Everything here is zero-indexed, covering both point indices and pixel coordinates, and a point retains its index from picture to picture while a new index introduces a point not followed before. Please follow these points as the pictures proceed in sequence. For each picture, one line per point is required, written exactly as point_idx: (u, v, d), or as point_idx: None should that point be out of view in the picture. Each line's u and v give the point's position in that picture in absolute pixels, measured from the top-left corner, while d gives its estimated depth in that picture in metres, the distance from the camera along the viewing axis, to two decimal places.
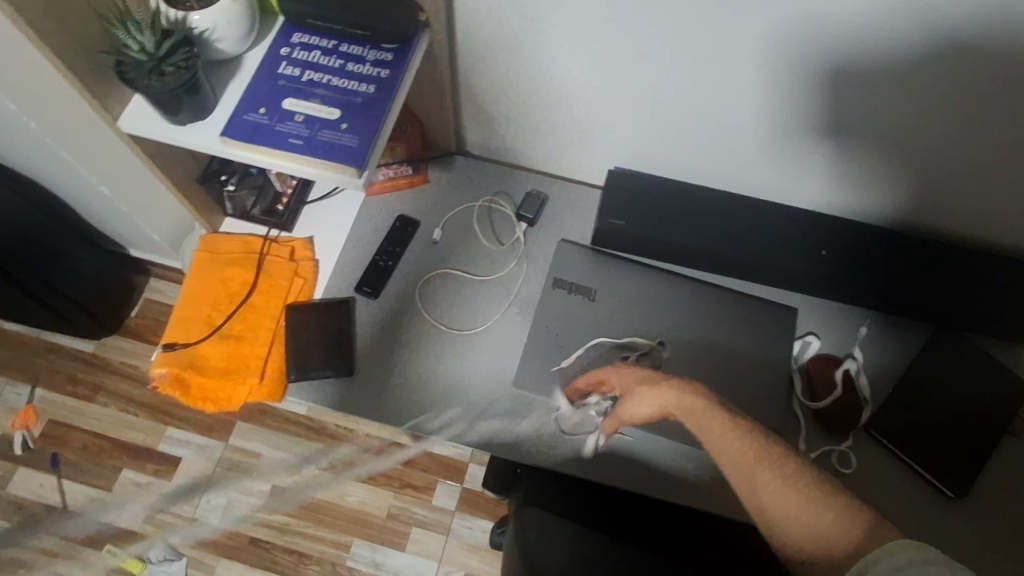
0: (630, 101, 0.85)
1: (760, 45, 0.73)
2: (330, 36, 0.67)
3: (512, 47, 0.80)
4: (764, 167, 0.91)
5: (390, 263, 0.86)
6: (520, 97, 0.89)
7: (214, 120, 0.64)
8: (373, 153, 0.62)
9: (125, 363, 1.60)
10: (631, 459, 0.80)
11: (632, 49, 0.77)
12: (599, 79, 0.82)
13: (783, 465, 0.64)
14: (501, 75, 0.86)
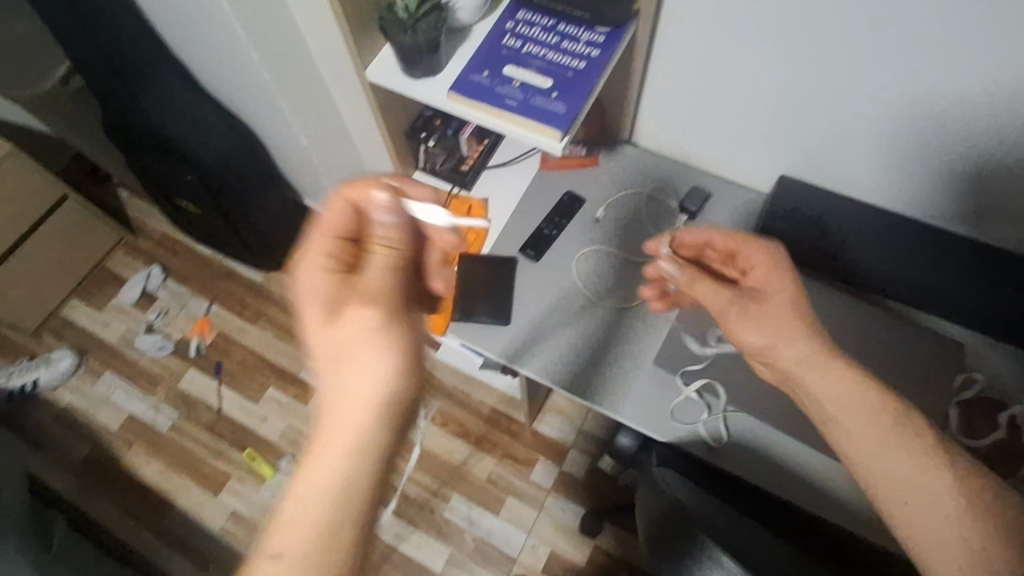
0: (793, 106, 0.87)
1: (940, 70, 0.73)
2: (551, 15, 0.74)
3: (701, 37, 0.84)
4: (921, 193, 0.89)
5: (553, 232, 0.96)
6: (695, 88, 0.93)
7: (442, 77, 0.74)
8: (575, 122, 0.70)
9: (285, 297, 1.79)
10: (748, 446, 0.86)
11: (806, 55, 0.79)
12: (767, 81, 0.85)
13: (922, 457, 0.60)
14: (682, 66, 0.90)
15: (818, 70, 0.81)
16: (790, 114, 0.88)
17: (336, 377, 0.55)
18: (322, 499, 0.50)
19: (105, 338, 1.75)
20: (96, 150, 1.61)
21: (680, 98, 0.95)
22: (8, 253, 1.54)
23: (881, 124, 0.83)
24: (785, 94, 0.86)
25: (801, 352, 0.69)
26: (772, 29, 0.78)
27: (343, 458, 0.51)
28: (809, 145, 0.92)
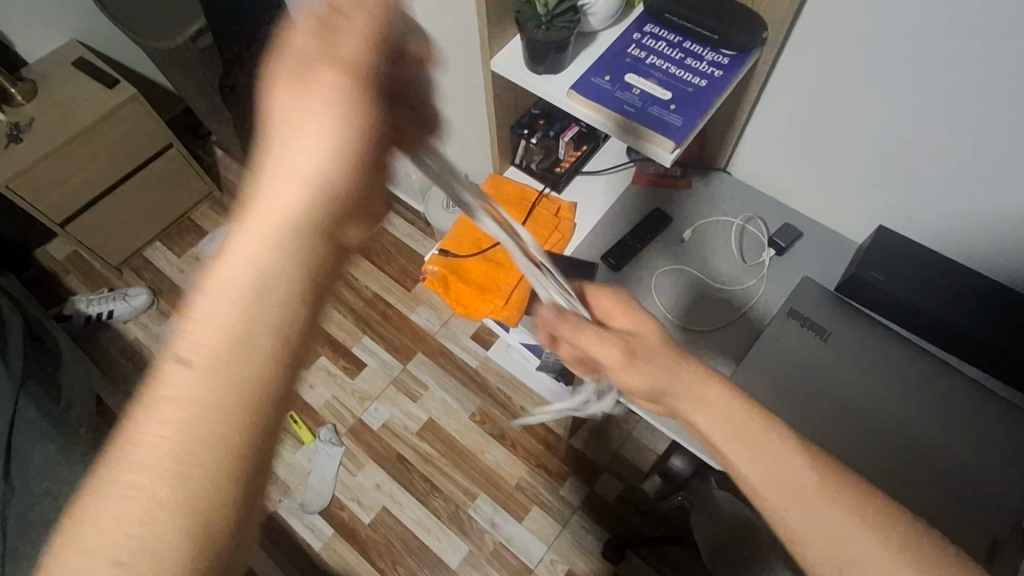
0: (904, 143, 0.80)
1: None
2: (678, 32, 0.76)
3: (826, 54, 0.79)
4: (982, 256, 0.84)
5: (638, 245, 0.94)
6: (801, 104, 0.87)
7: (563, 77, 0.76)
8: (690, 135, 0.70)
9: (350, 273, 1.85)
10: None
11: (939, 96, 0.73)
12: (886, 105, 0.78)
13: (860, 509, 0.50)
14: (795, 82, 0.85)
15: (954, 128, 0.75)
16: (912, 165, 0.82)
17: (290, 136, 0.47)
18: (247, 263, 0.44)
19: (180, 283, 1.84)
20: (207, 108, 1.72)
21: (783, 113, 0.89)
22: (111, 189, 1.64)
23: (1010, 194, 0.76)
24: (911, 146, 0.80)
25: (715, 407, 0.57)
26: (913, 78, 0.73)
27: (274, 222, 0.45)
28: (925, 203, 0.85)
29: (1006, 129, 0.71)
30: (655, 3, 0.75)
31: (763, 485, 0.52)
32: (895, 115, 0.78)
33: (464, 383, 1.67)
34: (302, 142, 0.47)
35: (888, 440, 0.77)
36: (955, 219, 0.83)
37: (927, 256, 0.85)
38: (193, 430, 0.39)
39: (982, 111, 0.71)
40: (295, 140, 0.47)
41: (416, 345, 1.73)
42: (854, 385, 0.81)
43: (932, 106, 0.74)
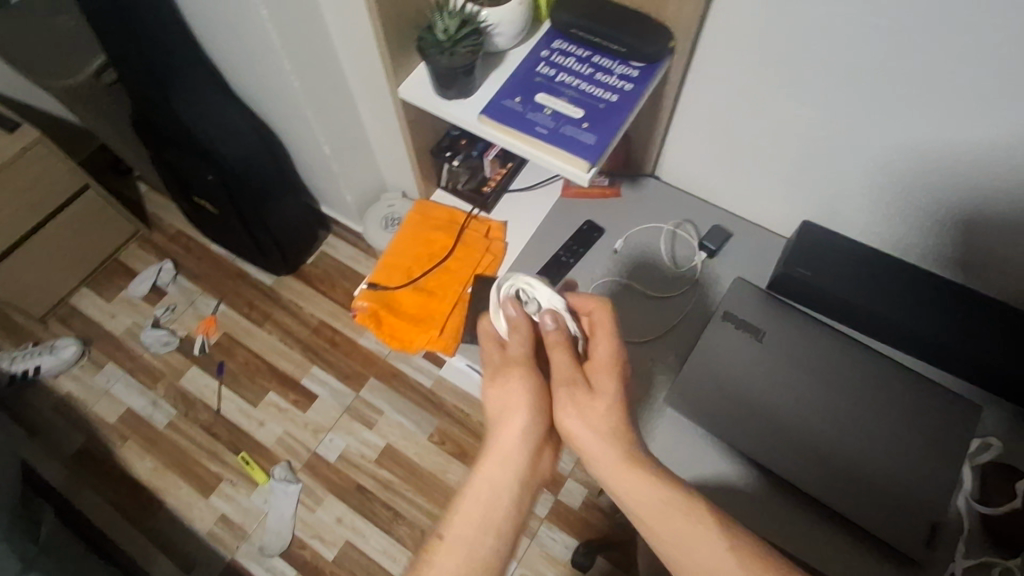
0: (818, 138, 0.81)
1: (984, 138, 0.69)
2: (586, 47, 0.75)
3: (736, 59, 0.79)
4: (913, 239, 0.85)
5: (571, 260, 0.92)
6: (717, 108, 0.87)
7: (474, 100, 0.74)
8: (605, 153, 0.69)
9: (293, 302, 1.79)
10: (769, 503, 0.78)
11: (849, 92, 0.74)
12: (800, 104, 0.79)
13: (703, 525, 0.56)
14: (709, 87, 0.85)
15: (866, 122, 0.76)
16: (831, 159, 0.83)
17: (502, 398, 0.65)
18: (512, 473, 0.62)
19: (112, 329, 1.75)
20: (123, 144, 1.63)
21: (703, 116, 0.90)
22: (23, 238, 1.54)
23: (924, 180, 0.77)
24: (829, 141, 0.81)
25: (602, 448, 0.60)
26: (823, 76, 0.74)
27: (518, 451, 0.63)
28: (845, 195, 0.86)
29: (914, 120, 0.72)
30: (561, 19, 0.74)
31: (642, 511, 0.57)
32: (810, 114, 0.79)
33: (420, 404, 1.64)
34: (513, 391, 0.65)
35: (829, 434, 0.78)
36: (875, 210, 0.85)
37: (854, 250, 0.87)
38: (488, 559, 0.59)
39: (890, 104, 0.72)
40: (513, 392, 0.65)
41: (367, 370, 1.69)
42: (792, 383, 0.81)
43: (845, 102, 0.75)
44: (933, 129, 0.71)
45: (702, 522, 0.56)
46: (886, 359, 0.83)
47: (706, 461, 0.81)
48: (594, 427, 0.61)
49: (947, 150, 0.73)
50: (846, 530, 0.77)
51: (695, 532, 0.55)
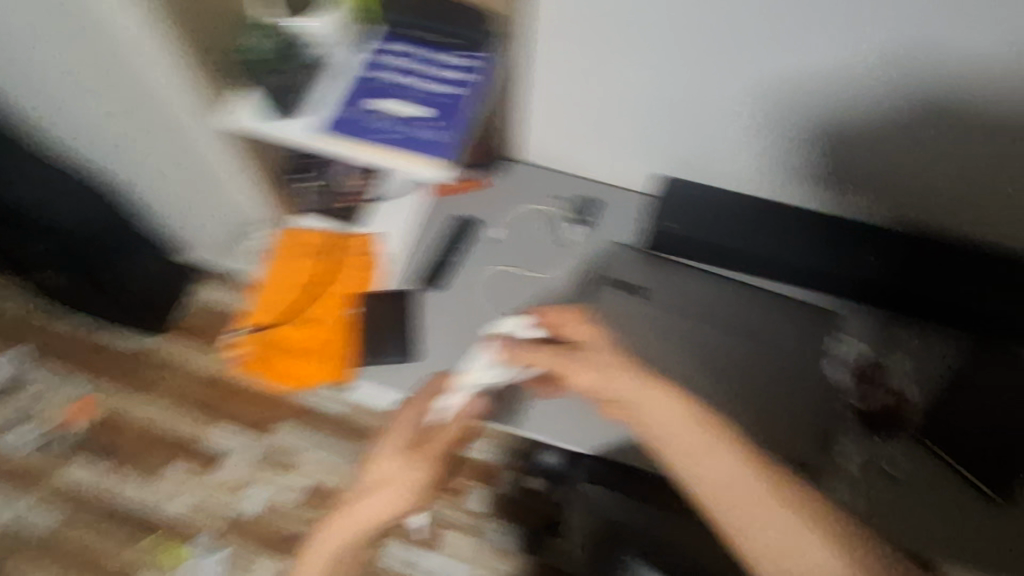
0: (661, 100, 0.86)
1: (800, 69, 0.76)
2: (421, 44, 0.73)
3: (571, 36, 0.81)
4: (763, 174, 0.91)
5: (454, 259, 0.91)
6: (564, 85, 0.89)
7: (317, 118, 0.71)
8: (461, 150, 0.69)
9: (177, 360, 1.63)
10: None
11: (679, 46, 0.78)
12: (639, 67, 0.82)
13: (777, 486, 0.55)
14: (551, 66, 0.86)
15: (702, 74, 0.80)
16: (677, 116, 0.87)
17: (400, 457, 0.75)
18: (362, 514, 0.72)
19: None
20: None
21: (552, 96, 0.91)
22: None
23: (760, 117, 0.84)
24: (673, 97, 0.85)
25: (667, 413, 0.60)
26: (654, 36, 0.78)
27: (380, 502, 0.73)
28: (698, 147, 0.91)
29: (742, 63, 0.77)
30: (390, 20, 0.72)
31: (714, 477, 0.56)
32: (649, 76, 0.83)
33: (339, 434, 1.57)
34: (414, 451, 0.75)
35: (722, 371, 0.85)
36: (726, 155, 0.90)
37: (715, 197, 0.92)
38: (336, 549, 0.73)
39: (720, 54, 0.77)
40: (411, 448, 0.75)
41: (275, 412, 1.59)
42: (684, 336, 0.87)
43: (679, 59, 0.80)
44: (757, 69, 0.78)
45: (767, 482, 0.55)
46: (760, 292, 0.90)
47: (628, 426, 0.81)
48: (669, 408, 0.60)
49: (775, 86, 0.79)
50: None
51: (760, 494, 0.55)
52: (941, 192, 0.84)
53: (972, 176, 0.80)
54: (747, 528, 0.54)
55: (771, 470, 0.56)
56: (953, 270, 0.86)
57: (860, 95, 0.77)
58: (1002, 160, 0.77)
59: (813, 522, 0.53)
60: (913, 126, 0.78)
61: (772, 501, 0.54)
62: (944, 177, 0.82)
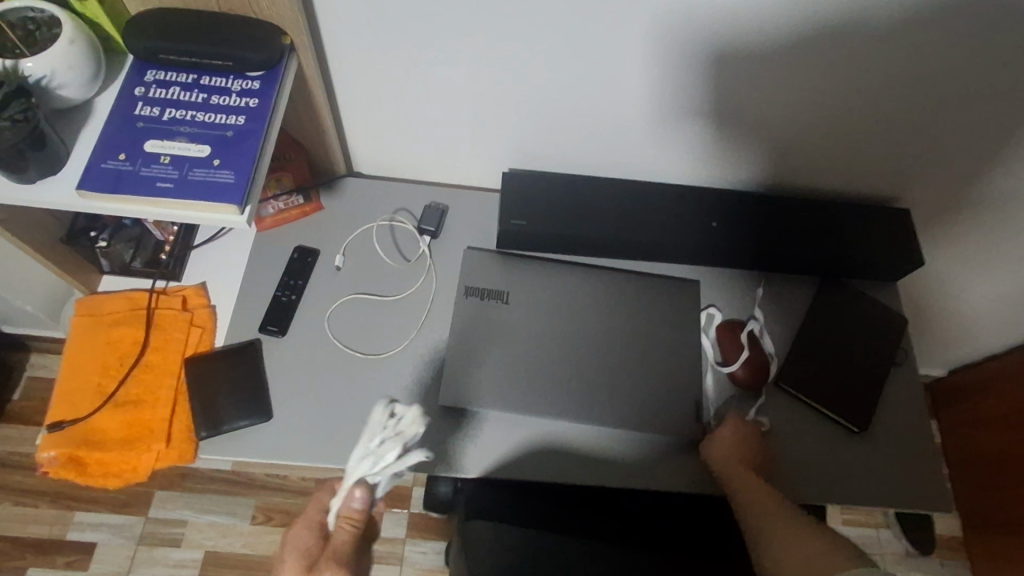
0: (484, 95, 0.79)
1: (616, 50, 0.72)
2: (189, 69, 0.63)
3: (368, 39, 0.72)
4: (602, 154, 0.88)
5: (293, 297, 0.82)
6: (377, 90, 0.80)
7: (69, 174, 0.59)
8: (253, 186, 0.60)
9: (15, 453, 1.41)
10: (577, 451, 0.79)
11: (488, 37, 0.71)
12: (452, 64, 0.75)
13: (796, 520, 0.71)
14: (356, 73, 0.78)
15: (518, 65, 0.75)
16: (504, 109, 0.81)
17: None
18: None
19: None
20: None
21: (366, 103, 0.82)
22: None
23: (589, 101, 0.79)
24: (490, 93, 0.79)
25: (732, 455, 0.77)
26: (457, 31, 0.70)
27: None
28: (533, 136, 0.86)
29: (556, 48, 0.72)
30: (140, 46, 0.61)
31: (773, 518, 0.72)
32: (465, 71, 0.76)
33: (225, 492, 1.43)
34: None
35: (594, 364, 0.82)
36: (563, 142, 0.86)
37: (556, 185, 0.89)
38: None
39: (533, 42, 0.71)
40: None
41: (147, 486, 1.42)
42: (549, 333, 0.83)
43: (491, 51, 0.73)
44: (572, 54, 0.73)
45: (799, 521, 0.71)
46: (617, 273, 0.88)
47: (506, 438, 0.79)
48: (723, 447, 0.78)
49: (595, 67, 0.75)
50: (647, 445, 0.80)
51: (794, 527, 0.70)
52: (766, 150, 0.85)
53: (790, 133, 0.82)
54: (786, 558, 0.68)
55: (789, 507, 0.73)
56: (787, 220, 0.89)
57: (677, 69, 0.74)
58: (813, 116, 0.79)
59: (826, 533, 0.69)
60: (729, 96, 0.77)
61: (802, 529, 0.70)
62: (765, 137, 0.83)
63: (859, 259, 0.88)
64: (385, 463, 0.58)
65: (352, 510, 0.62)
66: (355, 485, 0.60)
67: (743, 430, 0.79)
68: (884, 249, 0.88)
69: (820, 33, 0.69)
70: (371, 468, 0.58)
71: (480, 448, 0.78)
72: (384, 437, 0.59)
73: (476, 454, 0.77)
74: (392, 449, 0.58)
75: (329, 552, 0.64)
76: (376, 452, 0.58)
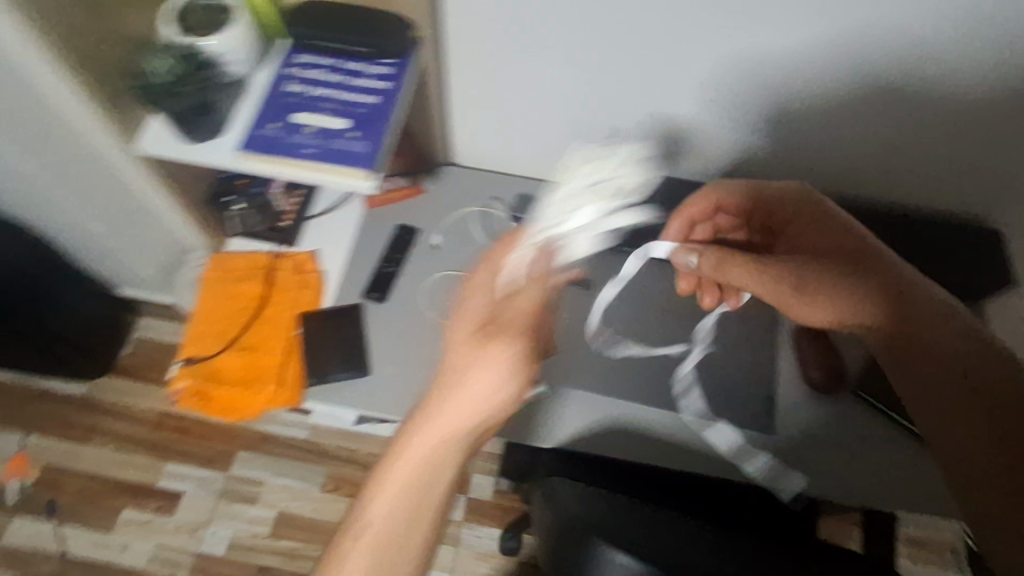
0: (585, 92, 0.85)
1: (717, 51, 0.76)
2: (332, 54, 0.71)
3: (485, 38, 0.79)
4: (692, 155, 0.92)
5: (394, 269, 0.90)
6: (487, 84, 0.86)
7: (229, 138, 0.68)
8: (383, 157, 0.67)
9: (121, 403, 1.56)
10: (657, 437, 0.82)
11: (597, 38, 0.77)
12: (558, 62, 0.81)
13: (910, 302, 0.64)
14: (468, 69, 0.85)
15: (620, 66, 0.80)
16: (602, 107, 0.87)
17: (461, 370, 0.61)
18: (408, 485, 0.60)
19: None
20: None
21: (473, 97, 0.89)
22: None
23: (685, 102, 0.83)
24: (588, 92, 0.84)
25: (842, 303, 0.66)
26: (567, 31, 0.76)
27: (443, 445, 0.60)
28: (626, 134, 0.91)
29: (659, 50, 0.77)
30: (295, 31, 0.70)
31: (858, 312, 0.65)
32: (569, 69, 0.82)
33: (299, 459, 1.52)
34: (483, 371, 0.60)
35: None
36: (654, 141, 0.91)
37: None
38: (406, 538, 0.60)
39: (639, 44, 0.77)
40: (477, 369, 0.60)
41: (231, 445, 1.53)
42: None
43: (597, 51, 0.78)
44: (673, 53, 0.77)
45: (902, 289, 0.64)
46: None
47: (584, 416, 0.83)
48: (763, 272, 0.68)
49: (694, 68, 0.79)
50: (724, 437, 0.83)
51: (902, 305, 0.64)
52: (856, 161, 0.87)
53: (881, 144, 0.83)
54: (912, 346, 0.63)
55: (872, 260, 0.66)
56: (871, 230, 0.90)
57: (776, 71, 0.78)
58: (906, 128, 0.80)
59: (909, 305, 0.64)
60: (823, 102, 0.79)
61: (901, 307, 0.64)
62: (855, 139, 0.85)
63: (945, 274, 0.88)
64: (593, 213, 0.60)
65: (539, 269, 0.63)
66: (545, 241, 0.62)
67: (848, 250, 0.67)
68: (975, 266, 0.87)
69: (921, 41, 0.70)
70: (585, 202, 0.60)
71: (560, 421, 0.83)
72: (610, 177, 0.60)
73: (557, 427, 0.82)
74: (612, 196, 0.60)
75: (509, 320, 0.62)
76: (580, 199, 0.60)
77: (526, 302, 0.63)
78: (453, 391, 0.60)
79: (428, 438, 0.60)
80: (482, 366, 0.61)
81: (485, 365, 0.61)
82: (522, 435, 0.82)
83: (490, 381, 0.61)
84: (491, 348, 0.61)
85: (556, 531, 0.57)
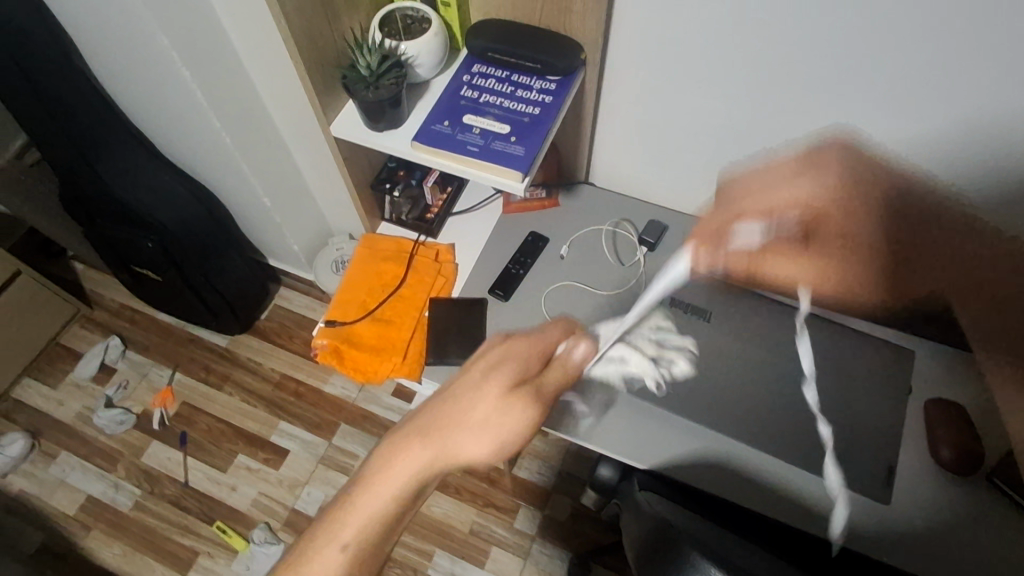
0: (732, 129, 0.85)
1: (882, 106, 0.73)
2: (505, 67, 0.79)
3: (643, 67, 0.83)
4: None
5: (521, 272, 0.95)
6: (637, 111, 0.90)
7: (405, 130, 0.77)
8: (536, 162, 0.73)
9: (252, 360, 1.71)
10: (759, 478, 0.81)
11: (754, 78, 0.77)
12: (711, 97, 0.82)
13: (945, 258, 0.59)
14: (622, 95, 0.88)
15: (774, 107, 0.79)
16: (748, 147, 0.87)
17: (459, 419, 0.57)
18: (369, 522, 0.54)
19: (61, 417, 1.63)
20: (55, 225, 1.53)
21: (620, 122, 0.93)
22: None
23: None
24: (736, 129, 0.85)
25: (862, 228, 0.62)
26: (725, 69, 0.77)
27: (405, 494, 0.55)
28: None
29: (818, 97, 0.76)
30: (477, 44, 0.78)
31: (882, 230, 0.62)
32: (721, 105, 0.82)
33: None
34: (481, 430, 0.56)
35: (785, 399, 0.83)
36: None
37: None
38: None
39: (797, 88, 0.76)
40: (480, 425, 0.56)
41: (337, 417, 1.64)
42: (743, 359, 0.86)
43: (751, 91, 0.79)
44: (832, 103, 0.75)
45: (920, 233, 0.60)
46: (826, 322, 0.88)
47: (684, 442, 0.83)
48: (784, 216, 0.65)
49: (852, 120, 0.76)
50: (832, 491, 0.80)
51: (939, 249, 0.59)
52: None
53: None
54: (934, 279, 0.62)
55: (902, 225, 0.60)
56: None
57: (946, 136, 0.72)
58: None
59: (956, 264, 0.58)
60: None
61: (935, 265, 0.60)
62: None
63: None
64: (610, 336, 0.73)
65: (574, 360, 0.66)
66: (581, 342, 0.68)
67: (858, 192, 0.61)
68: None
69: None
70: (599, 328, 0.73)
71: (661, 443, 0.83)
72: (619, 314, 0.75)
73: (658, 451, 0.83)
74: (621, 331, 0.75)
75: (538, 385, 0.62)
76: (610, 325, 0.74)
77: (545, 389, 0.62)
78: (453, 429, 0.56)
79: (393, 483, 0.55)
80: (475, 429, 0.56)
81: (481, 421, 0.57)
82: (620, 451, 0.83)
83: (484, 440, 0.56)
84: (511, 412, 0.58)
85: (643, 534, 0.59)
